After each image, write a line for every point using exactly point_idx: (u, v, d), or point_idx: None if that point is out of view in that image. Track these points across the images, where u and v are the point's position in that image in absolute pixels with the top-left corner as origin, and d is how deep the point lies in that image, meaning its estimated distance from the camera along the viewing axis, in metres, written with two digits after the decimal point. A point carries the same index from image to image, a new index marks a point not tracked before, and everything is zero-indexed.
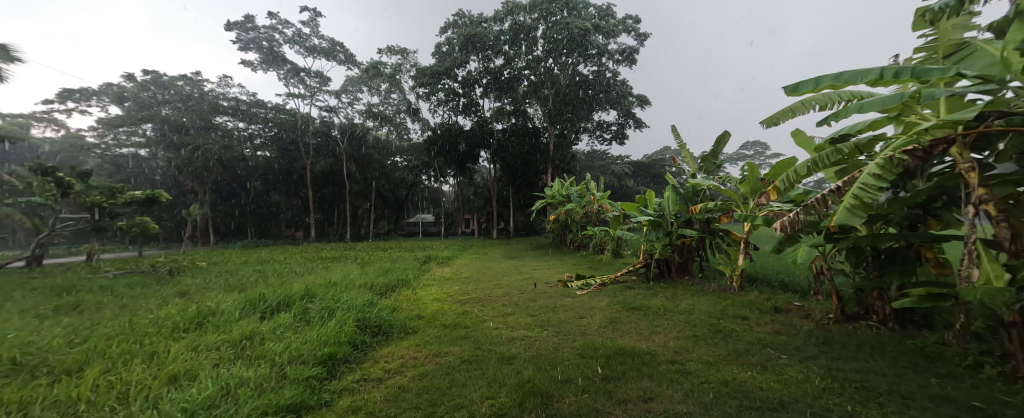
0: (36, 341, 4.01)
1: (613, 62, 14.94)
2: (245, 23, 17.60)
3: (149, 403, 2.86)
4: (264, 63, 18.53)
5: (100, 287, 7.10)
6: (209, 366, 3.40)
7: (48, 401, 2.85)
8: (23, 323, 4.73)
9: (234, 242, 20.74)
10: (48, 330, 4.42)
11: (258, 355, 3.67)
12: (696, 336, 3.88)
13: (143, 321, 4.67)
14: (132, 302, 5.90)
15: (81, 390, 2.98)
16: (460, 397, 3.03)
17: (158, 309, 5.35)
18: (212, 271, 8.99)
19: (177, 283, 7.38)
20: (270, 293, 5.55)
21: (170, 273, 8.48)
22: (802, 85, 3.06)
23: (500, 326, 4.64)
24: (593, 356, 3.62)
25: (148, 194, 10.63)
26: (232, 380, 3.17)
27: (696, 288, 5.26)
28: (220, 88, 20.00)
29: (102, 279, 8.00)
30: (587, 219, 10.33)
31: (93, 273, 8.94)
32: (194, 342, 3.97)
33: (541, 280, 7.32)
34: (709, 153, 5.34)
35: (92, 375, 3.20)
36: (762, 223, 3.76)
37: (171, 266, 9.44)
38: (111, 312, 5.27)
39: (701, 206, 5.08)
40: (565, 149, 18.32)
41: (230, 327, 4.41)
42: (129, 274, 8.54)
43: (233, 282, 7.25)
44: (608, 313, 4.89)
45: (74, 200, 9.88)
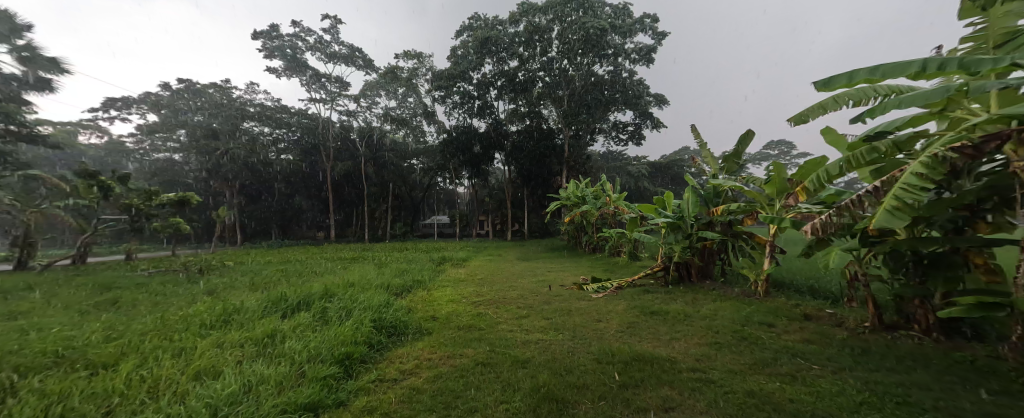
0: (76, 335, 4.11)
1: (629, 62, 14.70)
2: (270, 32, 18.02)
3: (175, 398, 2.87)
4: (288, 70, 18.91)
5: (136, 285, 7.32)
6: (233, 363, 3.41)
7: (83, 394, 2.87)
8: (68, 318, 4.87)
9: (258, 243, 21.26)
10: (90, 325, 4.55)
11: (279, 353, 3.68)
12: (718, 343, 3.73)
13: (175, 318, 4.76)
14: (166, 298, 6.10)
15: (115, 383, 3.01)
16: (475, 401, 2.95)
17: (188, 306, 5.46)
18: (238, 270, 9.21)
19: (207, 281, 7.60)
20: (292, 293, 5.58)
21: (200, 271, 8.75)
22: (835, 80, 2.89)
23: (515, 329, 4.54)
24: (610, 362, 3.49)
25: (181, 196, 10.94)
26: (253, 378, 3.16)
27: (719, 293, 5.06)
28: (247, 95, 20.58)
29: (137, 277, 8.24)
30: (603, 221, 10.19)
31: (130, 271, 9.21)
32: (219, 339, 4.00)
33: (556, 282, 7.19)
34: (731, 153, 5.13)
35: (126, 368, 3.24)
36: (790, 226, 3.58)
37: (200, 265, 9.63)
38: (146, 308, 5.42)
39: (723, 207, 4.89)
40: (581, 150, 18.12)
41: (253, 325, 4.43)
42: (163, 272, 8.85)
43: (258, 281, 7.39)
44: (625, 317, 4.76)
45: (114, 201, 10.29)
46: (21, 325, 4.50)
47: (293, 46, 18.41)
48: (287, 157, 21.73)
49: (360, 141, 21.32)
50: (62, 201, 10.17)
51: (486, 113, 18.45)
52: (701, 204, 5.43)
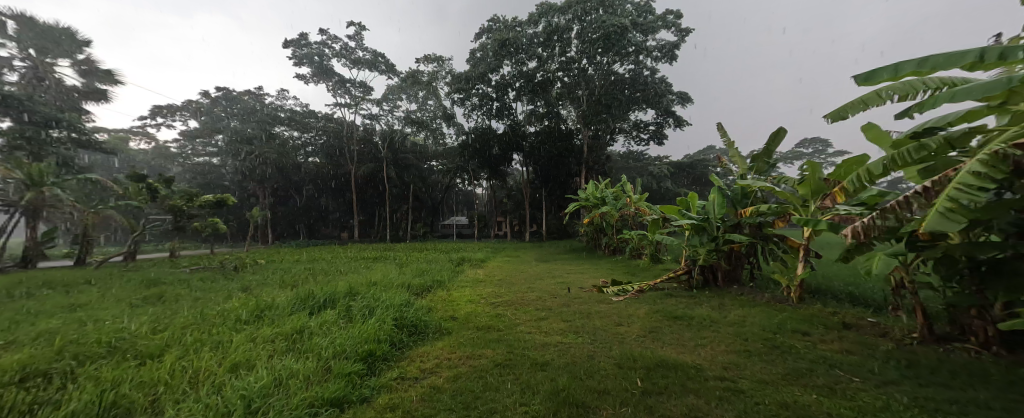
0: (127, 327, 4.29)
1: (652, 59, 14.40)
2: (299, 41, 18.48)
3: (213, 389, 2.91)
4: (315, 76, 19.37)
5: (178, 280, 7.65)
6: (265, 357, 3.44)
7: (132, 383, 2.95)
8: (120, 310, 5.12)
9: (286, 242, 21.84)
10: (137, 317, 4.75)
11: (307, 349, 3.69)
12: (749, 352, 3.55)
13: (211, 312, 4.89)
14: (204, 293, 6.27)
15: (160, 372, 3.09)
16: (494, 402, 2.88)
17: (225, 301, 5.59)
18: (268, 268, 9.44)
19: (242, 278, 7.83)
20: (319, 290, 5.65)
21: (235, 268, 9.04)
22: (878, 73, 2.71)
23: (533, 331, 4.45)
24: (632, 367, 3.37)
25: (218, 198, 11.35)
26: (283, 372, 3.16)
27: (747, 298, 4.84)
28: (278, 101, 21.24)
29: (178, 273, 8.60)
30: (623, 223, 9.99)
31: (172, 267, 9.62)
32: (252, 333, 4.07)
33: (575, 284, 7.07)
34: (760, 152, 4.88)
35: (170, 360, 3.32)
36: (827, 229, 3.37)
37: (236, 262, 9.95)
38: (188, 303, 5.60)
39: (752, 209, 4.67)
40: (600, 150, 17.89)
41: (283, 321, 4.48)
42: (201, 269, 9.19)
43: (286, 279, 7.55)
44: (647, 321, 4.61)
45: (161, 202, 10.92)
46: (80, 317, 4.77)
47: (321, 54, 18.82)
48: (314, 160, 22.26)
49: (382, 143, 21.60)
50: (114, 202, 10.88)
51: (504, 114, 18.45)
52: (728, 205, 5.22)
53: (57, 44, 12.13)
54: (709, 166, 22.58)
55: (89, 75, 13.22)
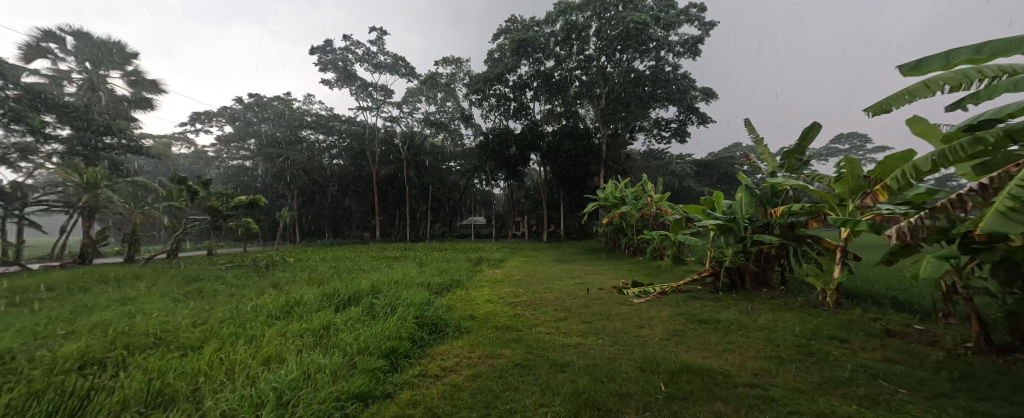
0: (170, 320, 4.47)
1: (674, 55, 14.06)
2: (325, 47, 18.88)
3: (248, 380, 2.97)
4: (339, 81, 19.73)
5: (214, 276, 7.90)
6: (294, 351, 3.47)
7: (177, 372, 3.06)
8: (164, 304, 5.33)
9: (310, 241, 22.35)
10: (179, 310, 4.94)
11: (334, 344, 3.70)
12: (781, 358, 3.38)
13: (244, 307, 4.99)
14: (238, 289, 6.46)
15: (200, 364, 3.18)
16: (514, 402, 2.82)
17: (257, 297, 5.73)
18: (295, 266, 9.63)
19: (272, 275, 8.03)
20: (343, 288, 5.70)
21: (266, 266, 9.26)
22: (928, 63, 2.54)
23: (552, 332, 4.36)
24: (654, 371, 3.24)
25: (250, 199, 11.71)
26: (311, 366, 3.18)
27: (778, 302, 4.61)
28: (304, 106, 21.76)
29: (216, 269, 8.91)
30: (644, 223, 9.77)
31: (208, 265, 9.98)
32: (282, 328, 4.12)
33: (595, 285, 6.95)
34: (792, 149, 4.64)
35: (209, 351, 3.42)
36: (867, 229, 3.19)
37: (266, 260, 10.24)
38: (223, 298, 5.77)
39: (783, 208, 4.46)
40: (620, 149, 17.63)
41: (310, 317, 4.53)
42: (235, 266, 9.47)
43: (312, 276, 7.67)
44: (671, 324, 4.46)
45: (200, 203, 11.43)
46: (129, 310, 5.01)
47: (344, 59, 19.14)
48: (338, 162, 22.67)
49: (402, 146, 21.32)
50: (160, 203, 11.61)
51: (522, 114, 18.41)
52: (757, 204, 5.01)
53: (110, 57, 13.14)
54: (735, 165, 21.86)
55: (137, 85, 14.22)
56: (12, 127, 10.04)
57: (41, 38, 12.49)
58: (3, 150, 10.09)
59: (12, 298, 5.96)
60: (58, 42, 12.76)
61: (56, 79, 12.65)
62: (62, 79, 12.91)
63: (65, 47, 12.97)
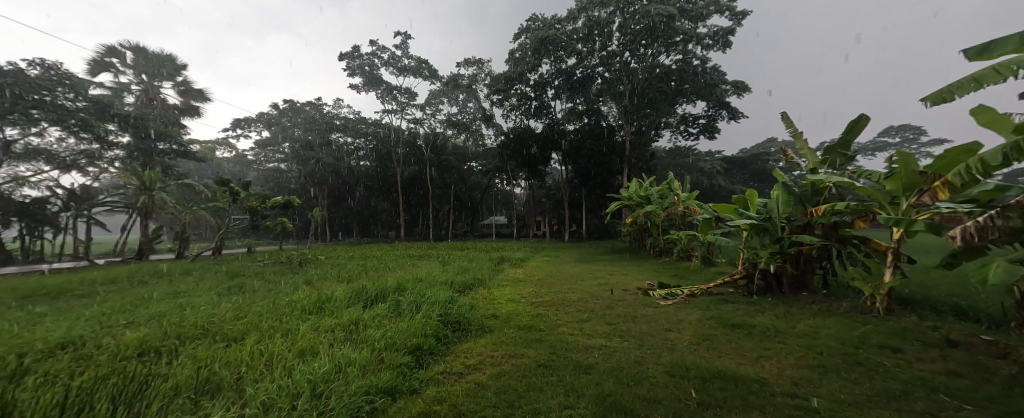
0: (216, 312, 4.61)
1: (703, 48, 13.59)
2: (352, 53, 19.29)
3: (285, 371, 3.00)
4: (366, 85, 20.09)
5: (254, 272, 8.17)
6: (326, 345, 3.49)
7: (222, 361, 3.15)
8: (211, 297, 5.54)
9: (341, 240, 22.92)
10: (223, 303, 5.11)
11: (362, 339, 3.69)
12: (824, 367, 3.15)
13: (280, 302, 5.09)
14: (275, 284, 6.64)
15: (243, 354, 3.26)
16: (538, 402, 2.74)
17: (291, 293, 5.85)
18: (326, 263, 9.81)
19: (306, 271, 8.24)
20: (371, 285, 5.74)
21: (300, 263, 9.49)
22: (999, 45, 2.32)
23: (575, 333, 4.23)
24: (685, 376, 3.09)
25: (285, 200, 12.10)
26: (342, 360, 3.18)
27: (820, 307, 4.32)
28: (334, 109, 22.30)
29: (254, 266, 9.23)
30: (671, 222, 9.46)
31: (248, 261, 10.35)
32: (315, 323, 4.16)
33: (618, 286, 6.75)
34: (836, 144, 4.34)
35: (250, 342, 3.50)
36: (924, 230, 2.94)
37: (300, 257, 10.52)
38: (263, 292, 5.95)
39: (826, 207, 4.18)
40: (644, 146, 17.20)
41: (340, 312, 4.57)
42: (271, 263, 9.76)
43: (342, 273, 7.80)
44: (701, 328, 4.26)
45: (240, 203, 11.94)
46: (180, 302, 5.23)
47: (371, 64, 19.52)
48: (365, 163, 23.10)
49: (426, 147, 21.82)
50: (206, 203, 12.30)
51: (543, 113, 18.32)
52: (795, 203, 4.72)
53: (160, 68, 13.82)
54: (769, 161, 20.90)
55: (186, 94, 15.04)
56: (81, 136, 10.97)
57: (105, 53, 13.23)
58: (74, 157, 11.34)
59: (80, 290, 6.40)
60: (119, 57, 13.49)
61: (118, 91, 13.46)
62: (122, 91, 13.67)
63: (125, 61, 13.70)
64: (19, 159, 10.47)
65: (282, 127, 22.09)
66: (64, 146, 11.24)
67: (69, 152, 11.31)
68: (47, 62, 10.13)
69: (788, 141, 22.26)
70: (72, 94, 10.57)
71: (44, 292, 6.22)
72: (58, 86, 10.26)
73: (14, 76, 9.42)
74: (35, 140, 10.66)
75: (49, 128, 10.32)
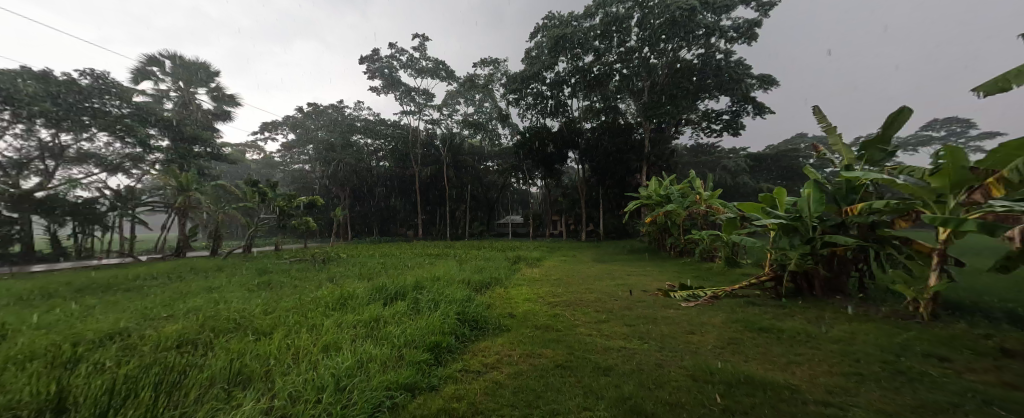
0: (247, 307, 4.69)
1: (727, 41, 13.20)
2: (372, 55, 19.52)
3: (309, 365, 3.00)
4: (385, 88, 20.33)
5: (281, 269, 8.34)
6: (349, 340, 3.48)
7: (252, 354, 3.18)
8: (243, 292, 5.67)
9: (362, 239, 23.27)
10: (253, 299, 5.19)
11: (383, 335, 3.68)
12: (861, 375, 2.97)
13: (305, 299, 5.14)
14: (300, 281, 6.75)
15: (272, 347, 3.29)
16: (556, 403, 2.67)
17: (316, 289, 5.92)
18: (348, 261, 9.93)
19: (329, 269, 8.35)
20: (391, 283, 5.74)
21: (323, 261, 9.65)
22: None
23: (593, 334, 4.12)
24: (708, 381, 2.95)
25: (310, 200, 12.35)
26: (363, 355, 3.16)
27: (856, 312, 4.09)
28: (354, 111, 22.68)
29: (281, 263, 9.43)
30: (692, 222, 9.20)
31: (276, 259, 10.58)
32: (337, 319, 4.17)
33: (637, 287, 6.58)
34: (874, 138, 4.09)
35: (277, 336, 3.54)
36: (977, 230, 2.75)
37: (324, 255, 10.68)
38: (290, 289, 6.05)
39: (863, 205, 3.95)
40: (664, 144, 16.82)
41: (362, 309, 4.57)
42: (297, 260, 9.95)
43: (364, 271, 7.86)
44: (726, 331, 4.09)
45: (269, 203, 12.28)
46: (214, 297, 5.35)
47: (390, 66, 19.73)
48: (385, 163, 23.36)
49: (443, 147, 21.92)
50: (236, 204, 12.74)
51: (560, 112, 18.20)
52: (829, 202, 4.48)
53: (197, 75, 14.56)
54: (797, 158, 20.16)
55: (218, 100, 15.59)
56: (127, 141, 11.60)
57: (146, 62, 13.80)
58: (120, 160, 11.81)
59: (123, 285, 6.64)
60: (159, 66, 14.02)
61: (158, 98, 14.11)
62: (162, 97, 14.27)
63: (165, 69, 14.23)
64: (72, 163, 11.15)
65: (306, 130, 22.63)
66: (110, 150, 11.64)
67: (116, 156, 11.78)
68: (95, 72, 10.94)
69: (818, 136, 21.41)
70: (118, 101, 11.29)
71: (92, 286, 6.50)
72: (105, 95, 11.03)
73: (68, 86, 10.30)
74: (85, 145, 11.18)
75: (97, 133, 11.00)
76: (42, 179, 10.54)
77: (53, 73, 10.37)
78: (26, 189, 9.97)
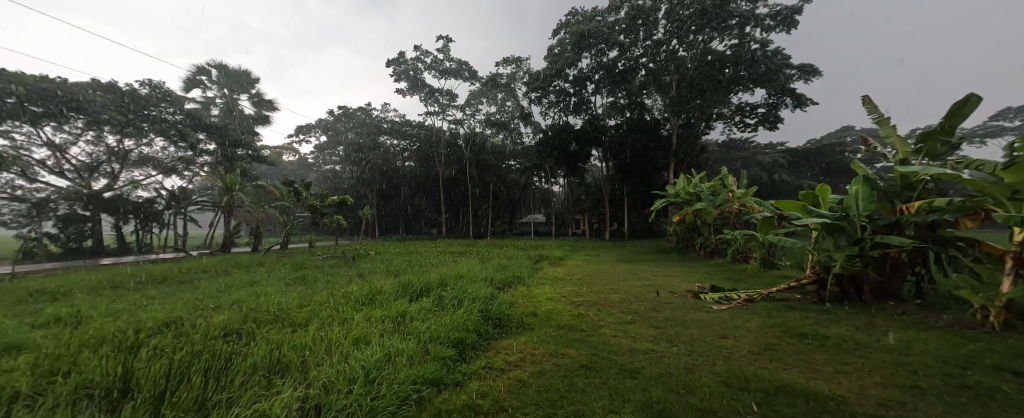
0: (285, 300, 4.79)
1: (764, 29, 12.60)
2: (398, 59, 19.80)
3: (340, 357, 2.98)
4: (411, 91, 20.60)
5: (315, 265, 8.56)
6: (377, 334, 3.45)
7: (290, 344, 3.19)
8: (281, 286, 5.83)
9: (390, 237, 23.77)
10: (289, 292, 5.29)
11: (409, 331, 3.63)
12: (920, 388, 2.69)
13: (336, 293, 5.21)
14: (332, 276, 6.87)
15: (307, 339, 3.29)
16: (580, 404, 2.54)
17: (346, 285, 6.00)
18: (377, 258, 10.10)
19: (359, 265, 8.50)
20: (417, 280, 5.73)
21: (353, 257, 9.85)
22: None
23: (619, 335, 3.96)
24: (743, 388, 2.75)
25: (341, 199, 12.63)
26: (391, 349, 3.12)
27: (912, 319, 3.76)
28: (381, 113, 23.11)
29: (315, 259, 9.69)
30: (724, 221, 8.81)
31: (310, 255, 10.88)
32: (365, 313, 4.17)
33: (665, 288, 6.34)
34: (933, 130, 3.76)
35: (312, 328, 3.56)
36: None
37: (354, 252, 10.88)
38: (324, 283, 6.18)
39: (922, 204, 3.64)
40: (694, 140, 16.26)
41: (389, 305, 4.57)
42: (329, 257, 10.18)
43: (391, 268, 7.96)
44: (761, 336, 3.85)
45: (304, 203, 12.65)
46: (256, 290, 5.48)
47: (415, 68, 19.95)
48: (410, 163, 23.68)
49: (465, 146, 22.00)
50: (275, 203, 13.23)
51: (583, 109, 17.95)
52: (881, 200, 4.16)
53: (240, 82, 15.13)
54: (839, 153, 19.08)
55: (259, 105, 16.23)
56: (179, 145, 12.41)
57: (195, 72, 14.43)
58: (174, 163, 12.59)
59: (177, 277, 6.97)
60: (207, 75, 14.64)
61: (206, 105, 14.82)
62: (210, 104, 14.95)
63: (212, 77, 14.87)
64: (136, 165, 12.08)
65: (337, 131, 23.26)
66: (166, 153, 12.44)
67: (170, 159, 12.54)
68: (153, 82, 11.75)
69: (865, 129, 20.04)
70: (172, 109, 12.11)
71: (148, 277, 6.90)
72: (161, 103, 11.90)
73: (132, 97, 11.25)
74: (145, 149, 12.04)
75: (155, 139, 11.86)
76: (108, 181, 11.66)
77: (118, 84, 11.27)
78: (96, 191, 11.27)
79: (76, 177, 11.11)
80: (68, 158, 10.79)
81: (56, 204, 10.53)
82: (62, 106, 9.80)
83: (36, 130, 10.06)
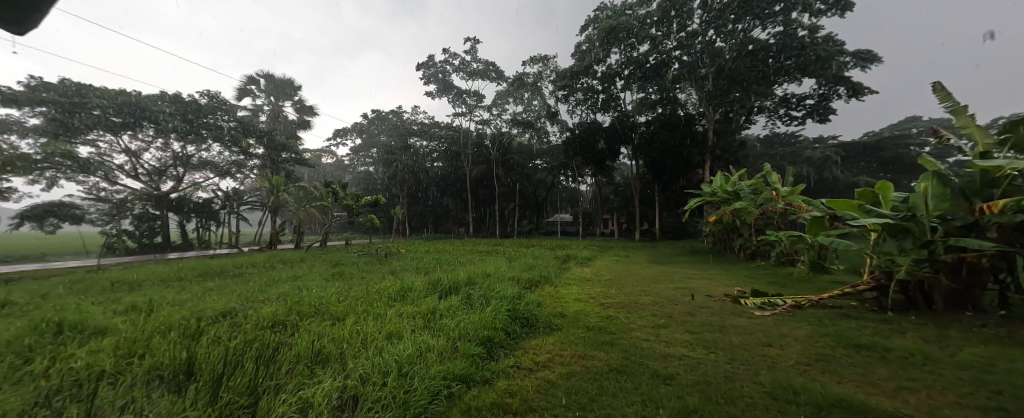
0: (324, 294, 4.84)
1: (812, 15, 11.81)
2: (427, 62, 20.06)
3: (373, 350, 2.93)
4: (439, 93, 20.80)
5: (351, 262, 8.74)
6: (408, 330, 3.40)
7: (328, 336, 3.18)
8: (319, 281, 5.96)
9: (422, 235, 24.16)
10: (327, 288, 5.37)
11: (439, 328, 3.55)
12: (1007, 411, 2.35)
13: (370, 289, 5.22)
14: (366, 273, 6.95)
15: (343, 332, 3.28)
16: (611, 408, 2.37)
17: (379, 282, 6.03)
18: (409, 256, 10.19)
19: (391, 262, 8.60)
20: (446, 278, 5.66)
21: (386, 255, 9.99)
22: None
23: (652, 339, 3.73)
24: (790, 401, 2.49)
25: (374, 199, 12.81)
26: (421, 345, 3.05)
27: (993, 333, 3.33)
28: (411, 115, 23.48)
29: (350, 256, 9.91)
30: (766, 221, 8.30)
31: (347, 252, 11.13)
32: (397, 310, 4.13)
33: (701, 291, 6.00)
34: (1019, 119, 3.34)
35: (348, 322, 3.55)
36: None
37: (386, 250, 11.02)
38: (360, 280, 6.25)
39: (1008, 202, 3.23)
40: (731, 135, 15.51)
41: (419, 302, 4.51)
42: (364, 254, 10.38)
43: (421, 266, 7.97)
44: (810, 345, 3.51)
45: (340, 203, 12.93)
46: (297, 285, 5.61)
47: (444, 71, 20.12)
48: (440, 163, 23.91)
49: (493, 146, 21.99)
50: (314, 202, 13.63)
51: (612, 106, 17.52)
52: (956, 198, 3.74)
53: (285, 90, 15.68)
54: (897, 147, 17.64)
55: (302, 111, 16.83)
56: (232, 149, 13.04)
57: (246, 82, 15.10)
58: (229, 166, 13.29)
59: (224, 272, 7.28)
60: (256, 84, 15.31)
61: (256, 112, 15.51)
62: (258, 112, 15.61)
63: (261, 87, 15.52)
64: (196, 169, 12.79)
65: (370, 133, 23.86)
66: (222, 157, 13.18)
67: (225, 162, 13.28)
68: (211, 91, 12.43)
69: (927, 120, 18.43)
70: (226, 116, 12.71)
71: (199, 271, 7.26)
72: (218, 111, 12.50)
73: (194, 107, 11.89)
74: (204, 153, 12.78)
75: (214, 145, 12.58)
76: (175, 183, 12.44)
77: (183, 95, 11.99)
78: (166, 191, 12.05)
79: (148, 179, 11.96)
80: (141, 163, 11.54)
81: (132, 204, 11.35)
82: (135, 116, 10.51)
83: (114, 139, 10.81)
